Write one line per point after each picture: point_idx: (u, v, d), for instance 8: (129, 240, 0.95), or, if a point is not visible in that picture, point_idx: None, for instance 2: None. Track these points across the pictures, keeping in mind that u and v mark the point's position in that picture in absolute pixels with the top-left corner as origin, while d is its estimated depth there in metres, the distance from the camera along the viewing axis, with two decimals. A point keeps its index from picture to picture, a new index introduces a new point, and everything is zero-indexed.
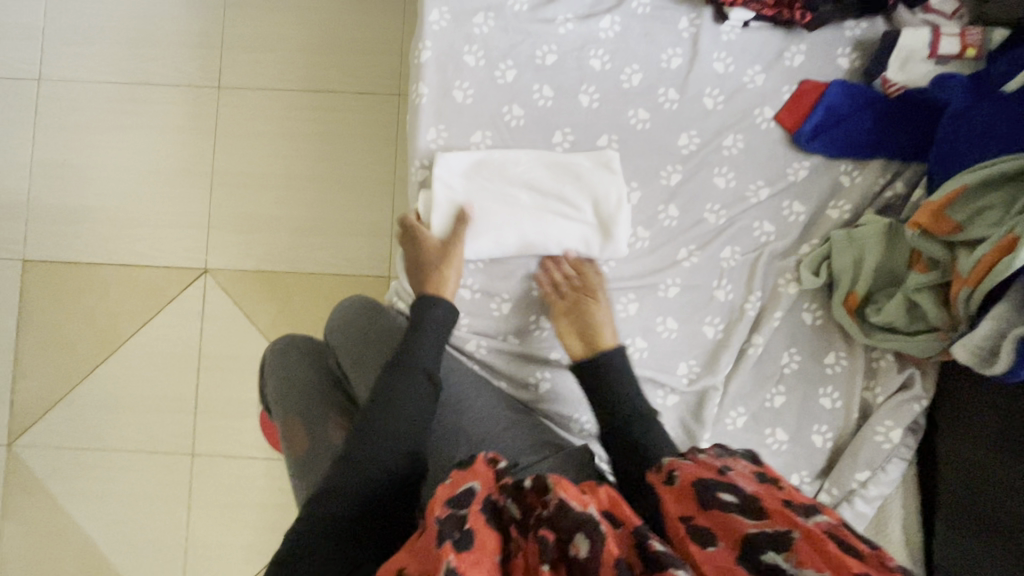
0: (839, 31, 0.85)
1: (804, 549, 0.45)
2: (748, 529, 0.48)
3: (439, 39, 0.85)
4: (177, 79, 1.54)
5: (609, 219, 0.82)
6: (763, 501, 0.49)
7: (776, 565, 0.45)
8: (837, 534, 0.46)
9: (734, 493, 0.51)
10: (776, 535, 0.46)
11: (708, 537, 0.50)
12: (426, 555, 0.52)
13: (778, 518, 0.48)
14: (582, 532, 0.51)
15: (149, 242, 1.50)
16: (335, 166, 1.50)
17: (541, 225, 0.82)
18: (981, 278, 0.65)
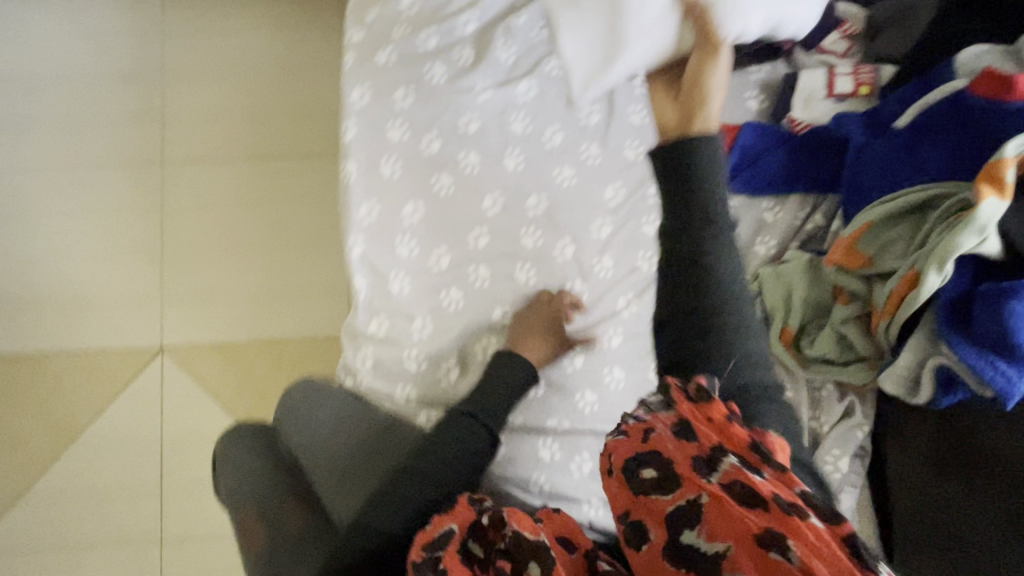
0: (744, 77, 0.89)
1: (715, 520, 0.42)
2: (666, 508, 0.45)
3: (362, 117, 0.87)
4: (119, 159, 1.53)
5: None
6: (679, 469, 0.46)
7: (696, 546, 0.42)
8: (752, 479, 0.43)
9: (652, 466, 0.47)
10: (686, 509, 0.44)
11: (643, 529, 0.46)
12: None
13: (688, 485, 0.45)
14: (534, 560, 0.49)
15: (100, 326, 1.46)
16: (287, 231, 1.50)
17: None
18: (895, 309, 0.67)
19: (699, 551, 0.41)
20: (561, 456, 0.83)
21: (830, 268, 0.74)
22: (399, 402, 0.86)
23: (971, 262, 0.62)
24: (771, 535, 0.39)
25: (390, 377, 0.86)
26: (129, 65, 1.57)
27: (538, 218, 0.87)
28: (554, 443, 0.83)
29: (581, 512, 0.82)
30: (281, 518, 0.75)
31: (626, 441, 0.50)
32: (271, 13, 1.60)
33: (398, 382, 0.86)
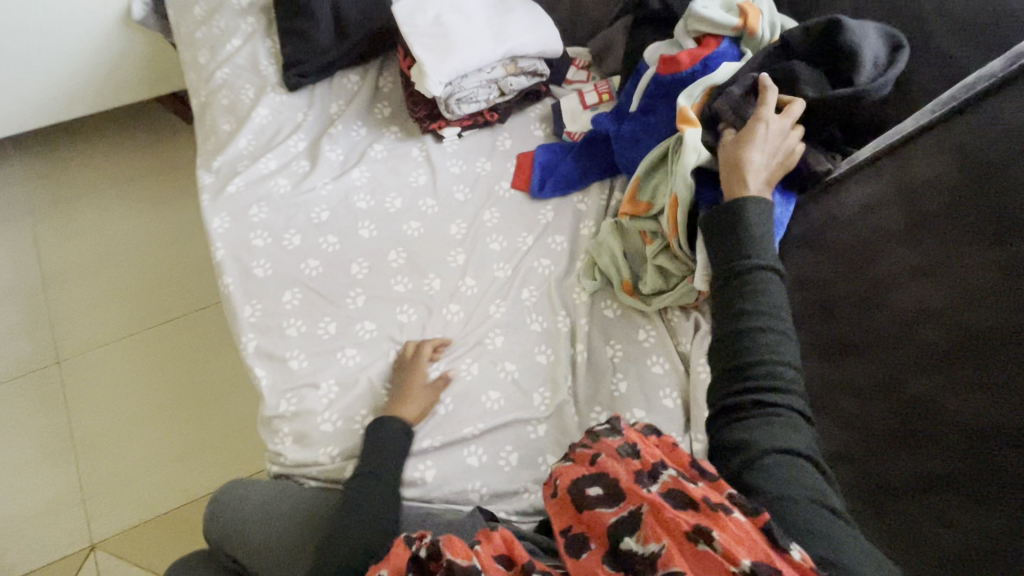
0: (525, 116, 1.14)
1: (649, 522, 0.54)
2: (610, 519, 0.56)
3: (228, 239, 1.01)
4: (13, 372, 1.53)
5: (539, 21, 1.06)
6: (622, 483, 0.58)
7: (631, 549, 0.53)
8: (677, 489, 0.55)
9: (600, 485, 0.59)
10: (631, 515, 0.55)
11: (585, 540, 0.58)
12: None
13: (632, 498, 0.56)
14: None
15: (16, 548, 1.36)
16: (201, 379, 1.54)
17: (498, 38, 1.03)
18: (675, 228, 0.87)
19: (636, 552, 0.53)
20: (490, 458, 0.91)
21: (627, 219, 0.96)
22: (325, 463, 0.89)
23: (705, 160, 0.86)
24: (698, 531, 0.51)
25: (312, 445, 0.91)
26: (9, 283, 1.63)
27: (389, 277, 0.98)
28: (480, 448, 0.92)
29: (523, 500, 0.88)
30: None
31: (578, 465, 0.62)
32: (142, 198, 1.75)
33: (319, 448, 0.90)
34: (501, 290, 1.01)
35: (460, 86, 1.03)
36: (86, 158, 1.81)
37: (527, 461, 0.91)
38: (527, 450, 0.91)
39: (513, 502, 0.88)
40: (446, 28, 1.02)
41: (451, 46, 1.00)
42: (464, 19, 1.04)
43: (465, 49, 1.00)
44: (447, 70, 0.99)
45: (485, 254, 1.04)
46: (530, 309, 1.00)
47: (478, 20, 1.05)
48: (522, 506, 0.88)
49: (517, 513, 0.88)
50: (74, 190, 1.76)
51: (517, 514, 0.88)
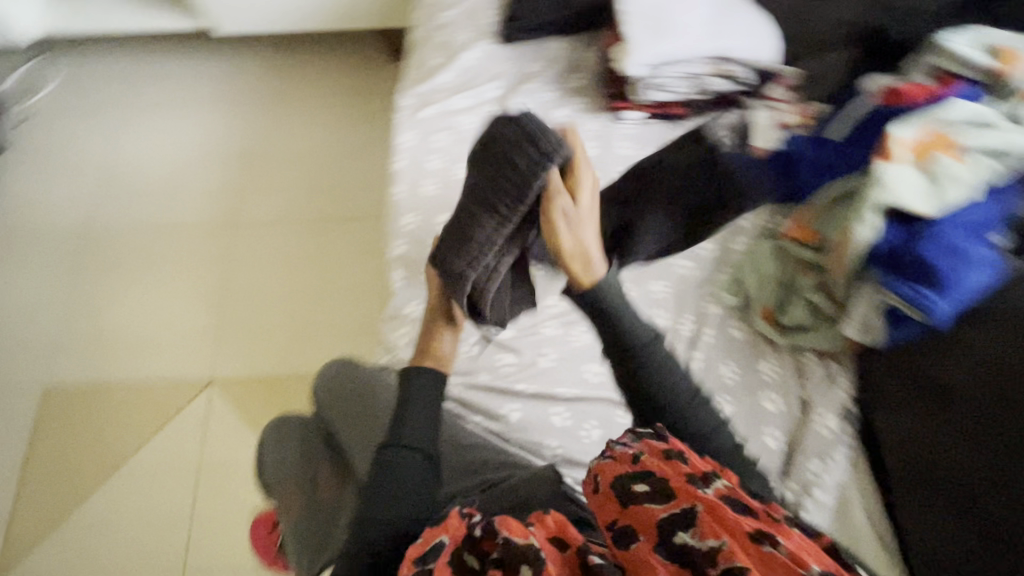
0: (710, 119, 1.13)
1: (705, 521, 0.60)
2: (660, 515, 0.62)
3: (408, 154, 1.12)
4: (200, 222, 1.83)
5: (757, 29, 1.06)
6: (672, 483, 0.64)
7: (685, 540, 0.59)
8: (729, 495, 0.63)
9: (647, 484, 0.65)
10: (682, 512, 0.61)
11: (631, 531, 0.63)
12: None
13: (682, 498, 0.63)
14: (525, 564, 0.60)
15: (161, 360, 1.65)
16: (332, 278, 1.73)
17: (710, 38, 1.04)
18: (844, 266, 0.83)
19: (693, 546, 0.59)
20: (573, 424, 0.93)
21: (789, 241, 0.93)
22: None
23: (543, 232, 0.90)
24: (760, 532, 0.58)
25: None
26: (220, 150, 1.94)
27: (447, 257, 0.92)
28: (567, 412, 0.93)
29: None
30: (336, 498, 0.89)
31: (619, 466, 0.68)
32: (337, 111, 1.99)
33: None
34: (634, 275, 1.02)
35: (656, 79, 1.07)
36: (305, 66, 2.09)
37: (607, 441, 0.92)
38: (610, 430, 0.93)
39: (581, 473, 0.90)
40: (662, 17, 1.04)
41: (660, 39, 1.03)
42: (687, 9, 1.05)
43: (672, 45, 1.03)
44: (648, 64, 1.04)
45: None
46: (658, 302, 1.00)
47: (697, 12, 1.06)
48: None
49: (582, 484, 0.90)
50: (288, 90, 2.04)
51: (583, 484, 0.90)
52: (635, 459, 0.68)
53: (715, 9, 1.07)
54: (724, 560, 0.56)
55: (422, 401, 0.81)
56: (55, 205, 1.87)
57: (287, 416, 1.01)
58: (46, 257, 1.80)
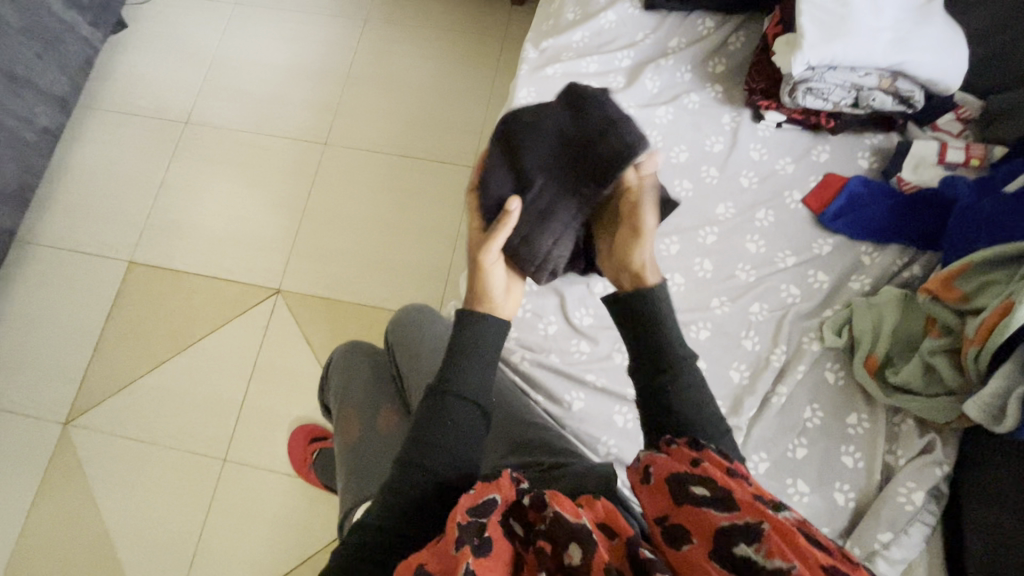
0: (859, 139, 1.01)
1: (771, 539, 0.49)
2: (720, 522, 0.52)
3: (524, 111, 1.07)
4: (293, 133, 1.85)
5: (949, 47, 0.92)
6: (737, 495, 0.54)
7: (747, 555, 0.49)
8: (805, 527, 0.51)
9: (706, 488, 0.55)
10: (745, 526, 0.51)
11: (684, 532, 0.54)
12: (445, 556, 0.56)
13: (748, 511, 0.52)
14: (576, 541, 0.54)
15: (236, 259, 1.72)
16: (407, 217, 1.73)
17: (893, 46, 0.91)
18: (986, 337, 0.74)
19: (756, 563, 0.48)
20: (634, 428, 0.90)
21: (925, 296, 0.83)
22: None
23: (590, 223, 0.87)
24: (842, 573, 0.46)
25: None
26: (324, 64, 1.93)
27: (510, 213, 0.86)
28: (630, 413, 0.90)
29: None
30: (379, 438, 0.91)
31: (676, 462, 0.60)
32: (445, 48, 1.94)
33: None
34: (731, 289, 0.95)
35: (817, 78, 0.95)
36: None
37: None
38: None
39: None
40: (845, 10, 0.92)
41: (836, 33, 0.91)
42: (874, 8, 0.92)
43: (849, 43, 0.91)
44: (817, 57, 0.91)
45: (736, 249, 0.97)
46: (752, 325, 0.93)
47: (885, 13, 0.93)
48: None
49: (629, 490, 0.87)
50: (402, 14, 1.99)
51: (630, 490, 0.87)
52: (695, 461, 0.59)
53: (907, 13, 0.93)
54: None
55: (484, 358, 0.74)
56: (164, 88, 1.93)
57: (363, 344, 1.07)
58: (150, 136, 1.88)
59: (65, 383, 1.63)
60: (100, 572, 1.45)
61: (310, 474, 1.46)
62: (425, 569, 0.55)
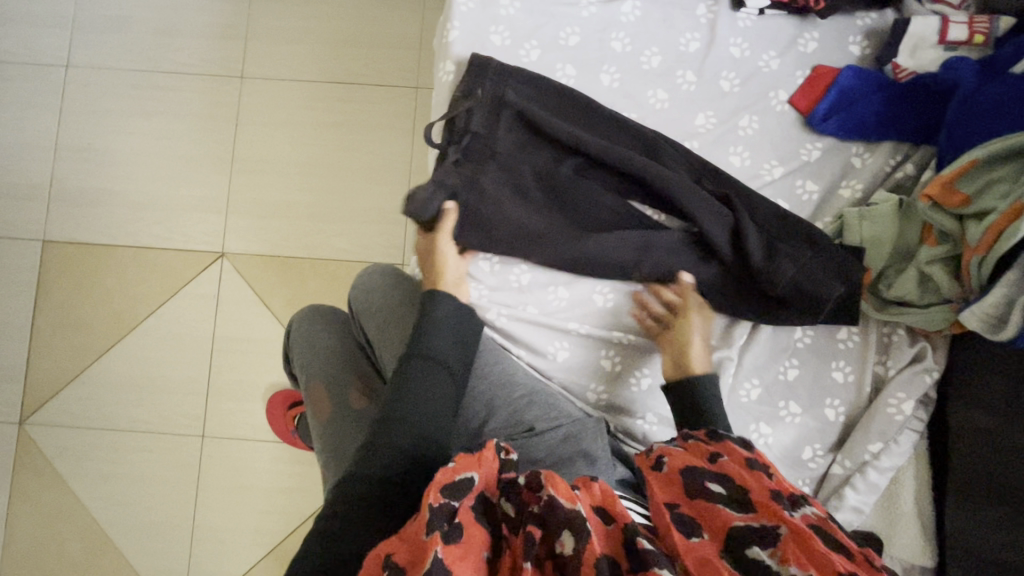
0: (850, 20, 0.91)
1: (787, 545, 0.49)
2: (734, 522, 0.52)
3: (466, 20, 0.89)
4: (201, 68, 1.58)
5: None
6: (753, 495, 0.54)
7: (759, 558, 0.49)
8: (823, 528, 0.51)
9: (723, 487, 0.57)
10: (760, 528, 0.51)
11: (694, 524, 0.54)
12: (415, 544, 0.53)
13: (764, 514, 0.53)
14: (568, 529, 0.53)
15: (167, 225, 1.54)
16: (351, 155, 1.55)
17: None
18: (991, 244, 0.70)
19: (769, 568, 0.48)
20: (621, 368, 0.86)
21: (924, 204, 0.76)
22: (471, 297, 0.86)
23: (540, 172, 0.86)
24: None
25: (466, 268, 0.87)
26: None
27: (466, 150, 0.86)
28: (617, 354, 0.86)
29: (635, 424, 0.85)
30: (350, 411, 0.84)
31: (692, 458, 0.61)
32: None
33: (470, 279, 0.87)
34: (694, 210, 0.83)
35: None
36: None
37: (657, 394, 0.85)
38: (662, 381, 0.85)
39: (624, 421, 0.85)
40: None
41: None
42: None
43: None
44: None
45: (712, 155, 0.88)
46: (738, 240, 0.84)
47: None
48: (630, 428, 0.85)
49: (623, 432, 0.85)
50: None
51: (623, 433, 0.85)
52: (712, 458, 0.60)
53: None
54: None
55: (455, 328, 0.78)
56: (28, 26, 1.59)
57: (329, 308, 0.98)
58: (28, 89, 1.58)
59: (7, 383, 1.50)
60: (100, 560, 1.44)
61: (293, 439, 1.42)
62: (393, 560, 0.52)
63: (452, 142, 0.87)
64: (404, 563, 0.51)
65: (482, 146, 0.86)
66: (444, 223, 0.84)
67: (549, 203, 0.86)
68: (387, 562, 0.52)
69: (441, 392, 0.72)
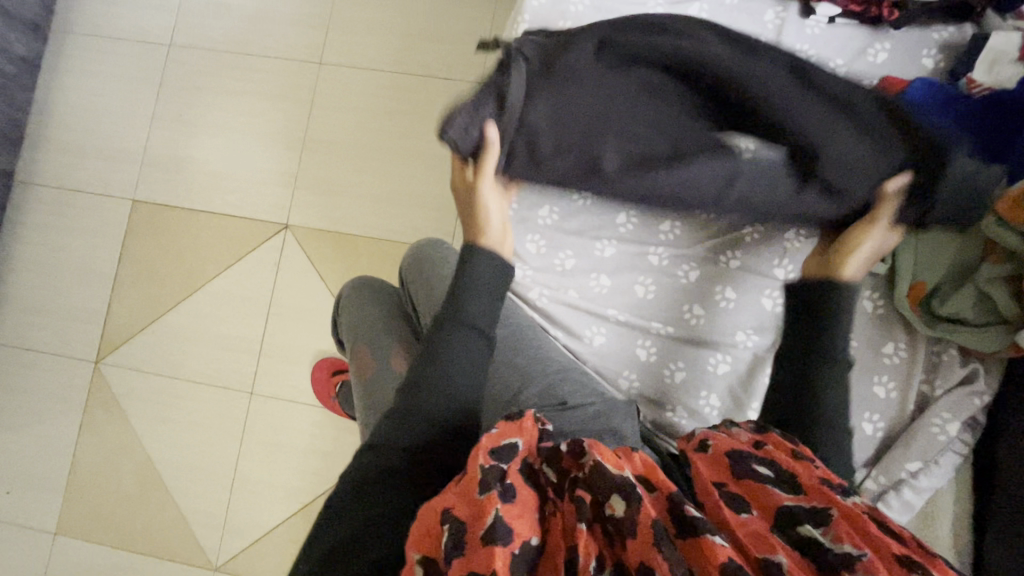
0: (925, 33, 0.90)
1: (840, 526, 0.50)
2: (785, 502, 0.53)
3: (537, 15, 0.94)
4: (285, 53, 1.71)
5: None
6: (801, 479, 0.55)
7: (812, 536, 0.50)
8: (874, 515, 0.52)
9: (769, 468, 0.57)
10: (812, 508, 0.52)
11: (743, 502, 0.54)
12: (471, 500, 0.55)
13: (815, 496, 0.53)
14: (617, 494, 0.53)
15: (240, 195, 1.66)
16: (412, 142, 1.63)
17: None
18: None
19: (824, 545, 0.49)
20: (657, 360, 0.87)
21: (990, 217, 0.76)
22: (515, 276, 0.91)
23: (625, 93, 0.78)
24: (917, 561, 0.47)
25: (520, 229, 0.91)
26: None
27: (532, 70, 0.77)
28: (653, 345, 0.87)
29: (665, 416, 0.86)
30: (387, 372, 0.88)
31: (737, 441, 0.61)
32: None
33: (516, 261, 0.91)
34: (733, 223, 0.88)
35: None
36: None
37: (690, 388, 0.86)
38: (696, 376, 0.86)
39: (654, 412, 0.87)
40: None
41: None
42: None
43: None
44: None
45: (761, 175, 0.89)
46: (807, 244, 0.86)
47: None
48: (659, 419, 0.87)
49: (652, 422, 0.87)
50: None
51: (652, 423, 0.87)
52: (756, 442, 0.60)
53: None
54: (862, 569, 0.46)
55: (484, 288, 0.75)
56: (140, 7, 1.77)
57: (379, 279, 1.04)
58: (132, 63, 1.75)
59: (88, 324, 1.66)
60: (150, 496, 1.57)
61: (333, 404, 1.50)
62: (453, 514, 0.54)
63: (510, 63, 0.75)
64: (466, 518, 0.54)
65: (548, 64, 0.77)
66: (485, 158, 0.75)
67: (635, 120, 0.78)
68: (446, 515, 0.55)
69: (469, 346, 0.72)
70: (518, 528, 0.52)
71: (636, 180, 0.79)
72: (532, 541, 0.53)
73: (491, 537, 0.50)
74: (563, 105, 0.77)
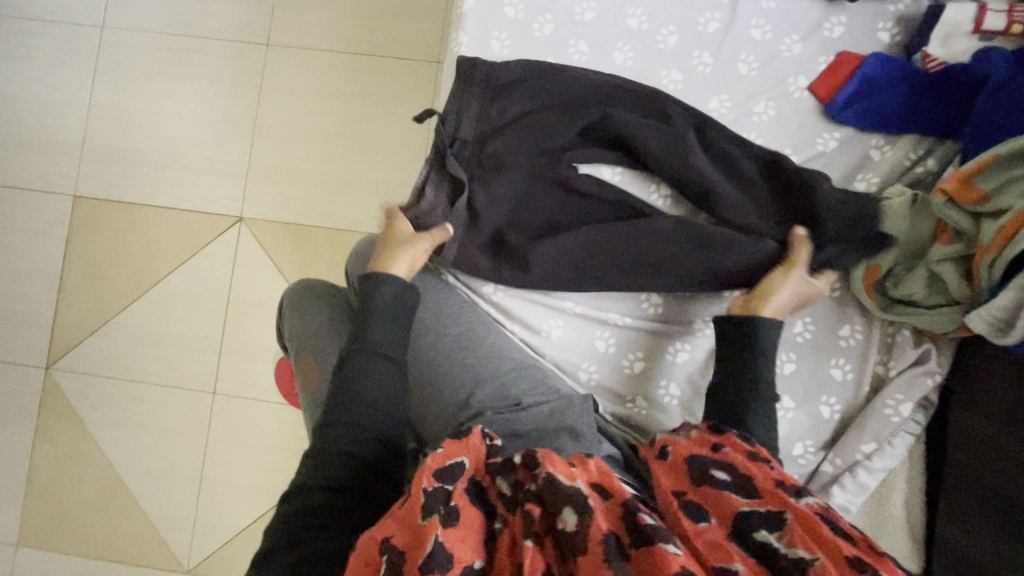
0: (882, 6, 0.87)
1: (794, 530, 0.51)
2: (740, 507, 0.54)
3: None
4: (229, 34, 1.61)
5: None
6: (757, 483, 0.56)
7: (767, 541, 0.51)
8: (827, 516, 0.53)
9: (727, 474, 0.58)
10: (767, 513, 0.53)
11: (702, 511, 0.56)
12: (414, 527, 0.53)
13: (770, 500, 0.54)
14: (570, 506, 0.52)
15: (189, 188, 1.58)
16: (368, 126, 1.56)
17: None
18: (1004, 244, 0.68)
19: (777, 551, 0.50)
20: (615, 351, 0.86)
21: (939, 199, 0.74)
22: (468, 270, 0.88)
23: (552, 123, 0.85)
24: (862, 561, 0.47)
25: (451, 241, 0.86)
26: None
27: (466, 147, 0.85)
28: (612, 337, 0.86)
29: (624, 408, 0.85)
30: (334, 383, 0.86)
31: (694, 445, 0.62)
32: None
33: None
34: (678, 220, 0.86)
35: None
36: None
37: (648, 377, 0.85)
38: (654, 366, 0.85)
39: (614, 404, 0.85)
40: None
41: None
42: None
43: None
44: None
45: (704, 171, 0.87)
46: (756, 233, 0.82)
47: None
48: (619, 411, 0.85)
49: (611, 414, 0.85)
50: None
51: (611, 415, 0.85)
52: (712, 445, 0.62)
53: None
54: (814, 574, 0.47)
55: (390, 314, 0.77)
56: None
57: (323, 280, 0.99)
58: (61, 47, 1.63)
59: (35, 329, 1.58)
60: (113, 502, 1.52)
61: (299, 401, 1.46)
62: (392, 544, 0.53)
63: (444, 145, 0.84)
64: (404, 546, 0.52)
65: (481, 140, 0.85)
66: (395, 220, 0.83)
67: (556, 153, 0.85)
68: (387, 544, 0.53)
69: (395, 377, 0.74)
70: (460, 554, 0.51)
71: (561, 242, 0.83)
72: (475, 565, 0.52)
73: (428, 565, 0.49)
74: (494, 177, 0.84)
